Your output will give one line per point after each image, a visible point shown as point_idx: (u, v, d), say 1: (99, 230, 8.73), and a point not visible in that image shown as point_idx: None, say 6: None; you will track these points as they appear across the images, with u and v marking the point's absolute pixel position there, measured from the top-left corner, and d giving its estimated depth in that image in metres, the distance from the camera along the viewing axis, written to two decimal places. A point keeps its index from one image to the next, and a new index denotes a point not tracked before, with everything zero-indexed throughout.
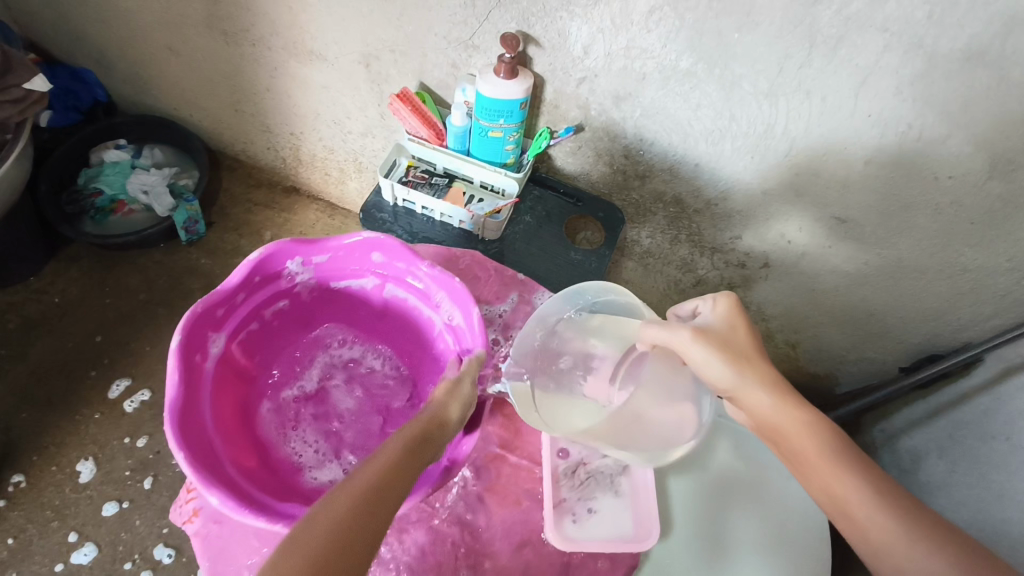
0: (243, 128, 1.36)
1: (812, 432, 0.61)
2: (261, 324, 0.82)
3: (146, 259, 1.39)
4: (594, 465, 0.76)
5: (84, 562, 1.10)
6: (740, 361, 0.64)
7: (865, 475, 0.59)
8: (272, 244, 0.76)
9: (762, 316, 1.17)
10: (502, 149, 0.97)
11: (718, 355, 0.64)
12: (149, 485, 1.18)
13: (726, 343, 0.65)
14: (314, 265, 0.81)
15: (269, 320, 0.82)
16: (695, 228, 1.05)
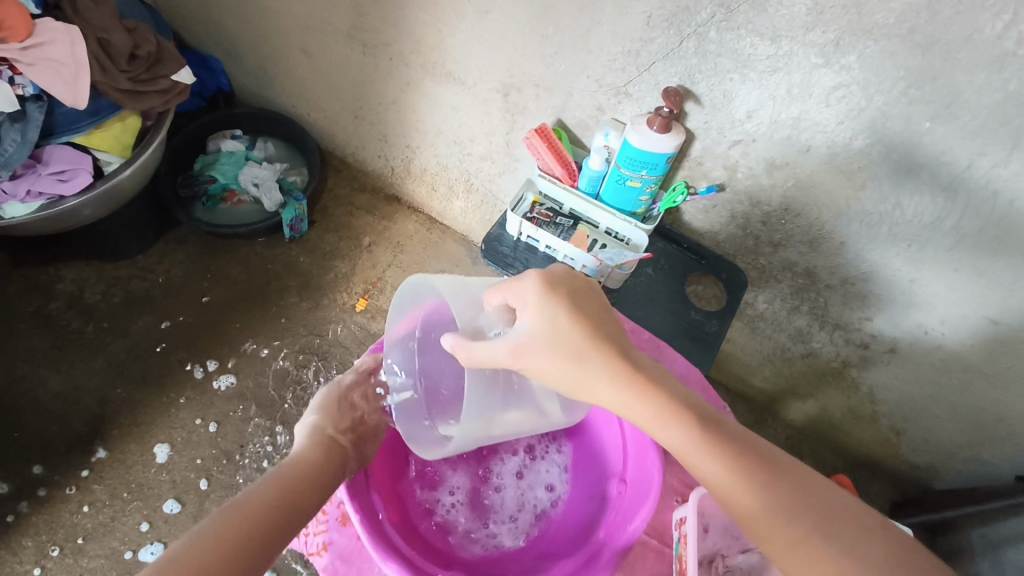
0: (358, 134, 1.38)
1: (662, 417, 0.56)
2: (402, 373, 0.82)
3: (247, 250, 1.41)
4: (734, 561, 0.65)
5: (150, 560, 1.10)
6: (568, 354, 0.59)
7: (730, 446, 0.54)
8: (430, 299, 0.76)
9: (871, 398, 1.12)
10: (636, 199, 0.95)
11: (547, 355, 0.60)
12: (205, 486, 1.17)
13: (553, 329, 0.60)
14: None
15: None
16: (821, 302, 1.01)
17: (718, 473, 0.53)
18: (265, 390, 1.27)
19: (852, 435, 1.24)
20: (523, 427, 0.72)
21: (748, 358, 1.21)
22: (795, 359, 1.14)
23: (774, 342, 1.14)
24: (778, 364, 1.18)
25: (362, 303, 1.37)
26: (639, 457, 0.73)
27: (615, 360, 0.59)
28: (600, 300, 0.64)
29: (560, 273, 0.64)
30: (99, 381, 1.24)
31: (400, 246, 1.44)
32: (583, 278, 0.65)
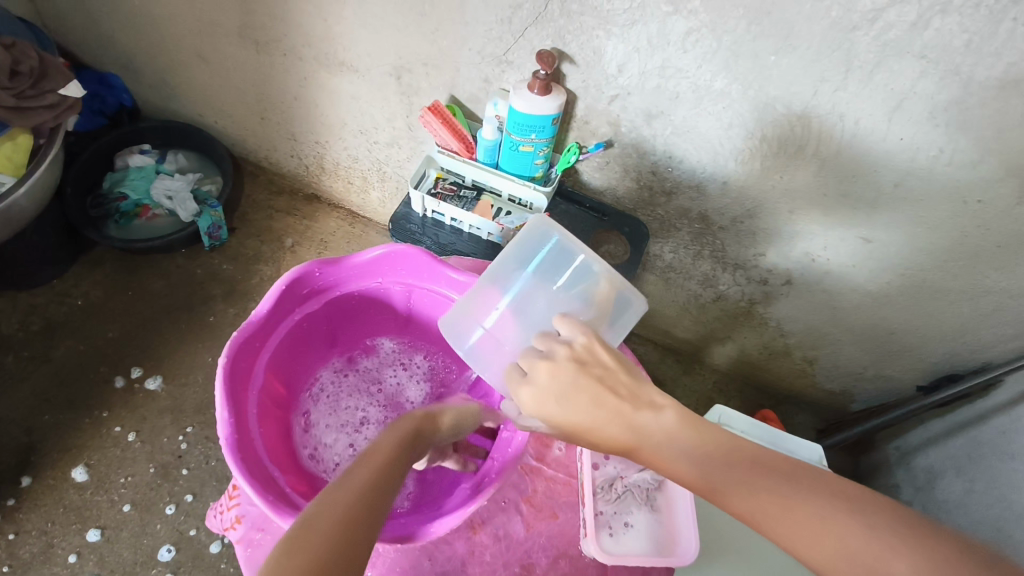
0: (269, 136, 1.38)
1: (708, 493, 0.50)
2: (289, 349, 0.81)
3: (169, 263, 1.40)
4: (631, 479, 0.71)
5: None
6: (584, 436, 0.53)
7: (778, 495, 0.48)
8: (299, 267, 0.75)
9: (780, 332, 1.18)
10: (532, 163, 0.98)
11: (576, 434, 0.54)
12: (128, 509, 1.15)
13: (555, 420, 0.54)
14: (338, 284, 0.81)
15: (295, 342, 0.81)
16: (719, 245, 1.07)
17: (794, 540, 0.47)
18: (199, 399, 1.26)
19: (772, 371, 1.30)
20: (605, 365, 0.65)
21: (666, 310, 1.26)
22: (708, 305, 1.20)
23: (687, 291, 1.19)
24: (693, 312, 1.23)
25: None
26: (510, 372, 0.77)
27: (630, 430, 0.51)
28: (598, 371, 0.54)
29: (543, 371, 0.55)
30: (23, 410, 1.21)
31: (324, 244, 1.45)
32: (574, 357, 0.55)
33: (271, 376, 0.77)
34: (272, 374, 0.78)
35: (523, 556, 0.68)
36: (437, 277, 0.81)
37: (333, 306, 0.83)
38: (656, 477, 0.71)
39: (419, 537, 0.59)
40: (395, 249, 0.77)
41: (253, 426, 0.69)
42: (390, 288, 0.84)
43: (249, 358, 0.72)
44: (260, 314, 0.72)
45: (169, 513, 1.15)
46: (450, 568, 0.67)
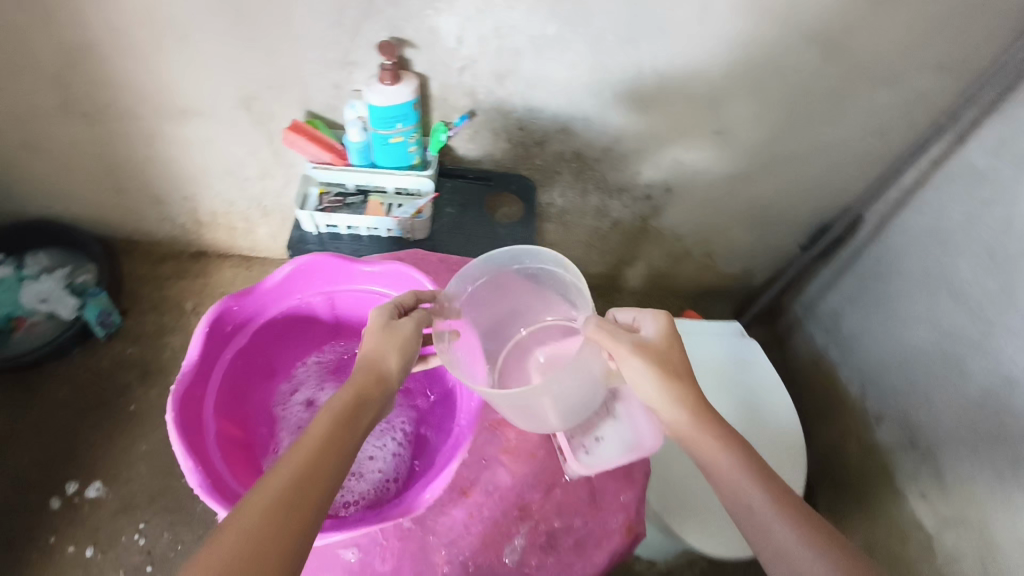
0: (131, 206, 1.32)
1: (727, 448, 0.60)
2: (232, 392, 0.74)
3: (66, 367, 1.31)
4: None
5: None
6: (671, 377, 0.63)
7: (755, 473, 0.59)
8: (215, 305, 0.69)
9: (676, 237, 1.29)
10: (407, 152, 1.01)
11: (651, 372, 0.63)
12: None
13: (649, 351, 0.63)
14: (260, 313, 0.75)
15: (235, 383, 0.75)
16: (599, 176, 1.14)
17: (772, 506, 0.56)
18: (149, 490, 1.20)
19: (681, 275, 1.42)
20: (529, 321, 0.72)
21: (573, 250, 1.34)
22: (607, 233, 1.29)
23: (585, 227, 1.27)
24: (597, 244, 1.32)
25: None
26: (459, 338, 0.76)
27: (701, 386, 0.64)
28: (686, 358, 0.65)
29: (648, 330, 0.66)
30: None
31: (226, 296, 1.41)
32: (675, 331, 0.66)
33: (224, 423, 0.71)
34: (225, 420, 0.71)
35: (517, 497, 0.70)
36: (359, 277, 0.77)
37: (261, 336, 0.77)
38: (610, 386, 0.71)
39: (417, 507, 0.61)
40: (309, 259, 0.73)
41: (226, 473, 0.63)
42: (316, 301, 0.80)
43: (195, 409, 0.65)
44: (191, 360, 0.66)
45: None
46: (452, 537, 0.67)
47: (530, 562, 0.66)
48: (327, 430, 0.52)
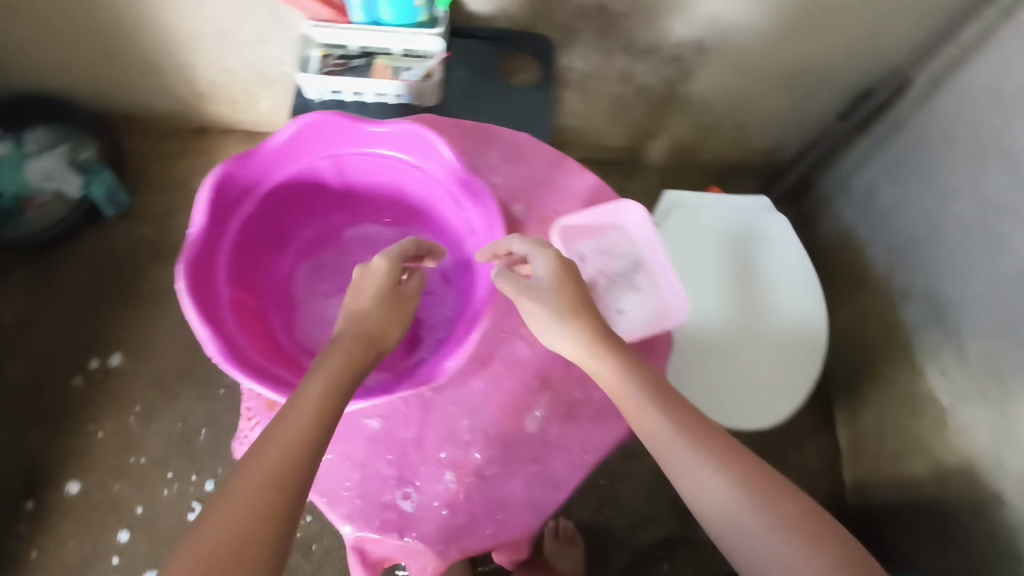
0: (124, 79, 1.24)
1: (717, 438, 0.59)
2: (250, 252, 0.74)
3: (86, 246, 1.29)
4: (608, 272, 0.72)
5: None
6: (620, 371, 0.61)
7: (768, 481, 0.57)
8: (223, 167, 0.64)
9: (706, 106, 1.20)
10: (413, 8, 0.91)
11: (592, 351, 0.62)
12: (169, 490, 1.16)
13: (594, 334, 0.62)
14: (273, 166, 0.70)
15: (246, 249, 0.72)
16: (626, 34, 1.03)
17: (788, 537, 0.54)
18: (177, 364, 1.24)
19: (708, 148, 1.34)
20: (609, 251, 0.73)
21: (596, 121, 1.27)
22: (631, 102, 1.20)
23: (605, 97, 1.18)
24: (621, 114, 1.23)
25: None
26: (445, 172, 0.71)
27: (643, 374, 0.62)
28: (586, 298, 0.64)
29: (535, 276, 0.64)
30: (13, 433, 1.18)
31: None
32: (566, 269, 0.64)
33: (240, 284, 0.70)
34: (241, 282, 0.71)
35: (540, 371, 0.69)
36: (355, 139, 0.71)
37: (276, 198, 0.73)
38: (635, 259, 0.73)
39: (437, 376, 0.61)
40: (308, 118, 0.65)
41: (218, 276, 0.66)
42: (310, 161, 0.72)
43: (211, 271, 0.64)
44: (201, 231, 0.63)
45: (212, 484, 1.17)
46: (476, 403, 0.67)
47: (551, 430, 0.67)
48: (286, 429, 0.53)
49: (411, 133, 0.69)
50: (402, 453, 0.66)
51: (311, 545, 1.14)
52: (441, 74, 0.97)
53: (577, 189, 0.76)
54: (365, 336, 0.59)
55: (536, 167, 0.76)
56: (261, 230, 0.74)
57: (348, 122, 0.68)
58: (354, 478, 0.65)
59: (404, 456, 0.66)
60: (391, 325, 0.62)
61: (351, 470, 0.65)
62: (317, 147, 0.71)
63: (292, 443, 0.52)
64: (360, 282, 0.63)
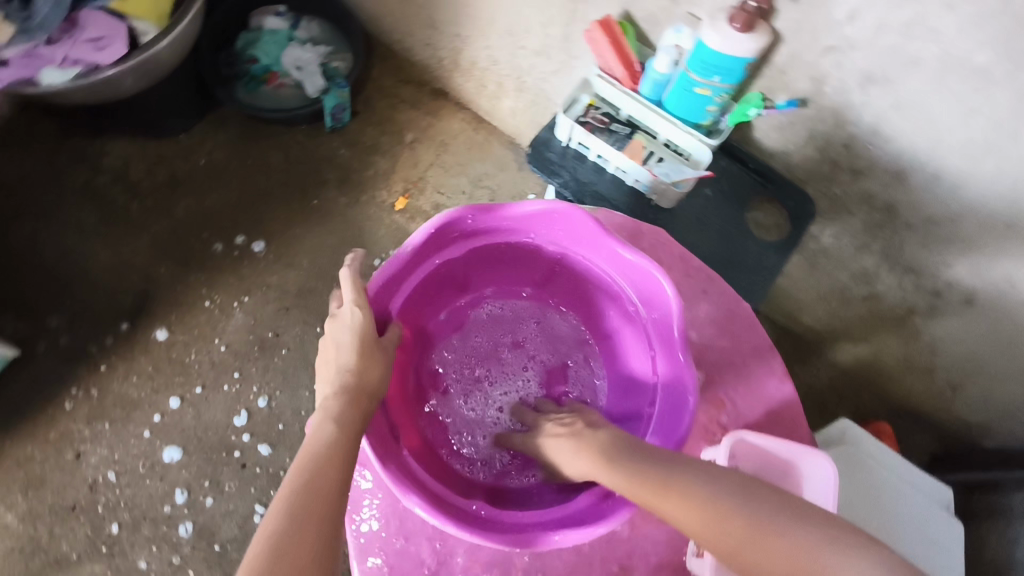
0: (407, 19, 1.27)
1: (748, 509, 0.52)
2: (430, 290, 0.75)
3: (290, 136, 1.33)
4: None
5: (173, 460, 1.12)
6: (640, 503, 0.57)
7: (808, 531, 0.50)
8: (460, 210, 0.64)
9: (932, 350, 1.04)
10: (703, 109, 0.85)
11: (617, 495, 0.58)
12: (228, 387, 1.16)
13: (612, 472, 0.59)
14: (501, 231, 0.69)
15: (430, 285, 0.73)
16: (898, 242, 0.91)
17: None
18: (302, 283, 1.24)
19: (902, 385, 1.16)
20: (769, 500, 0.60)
21: (803, 296, 1.13)
22: (853, 301, 1.06)
23: (833, 281, 1.05)
24: (833, 305, 1.09)
25: (402, 202, 1.30)
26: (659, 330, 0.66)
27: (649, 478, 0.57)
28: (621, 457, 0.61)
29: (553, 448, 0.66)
30: (144, 259, 1.23)
31: (444, 146, 1.35)
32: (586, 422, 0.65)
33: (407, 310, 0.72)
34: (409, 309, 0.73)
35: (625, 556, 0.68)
36: (584, 248, 0.69)
37: (482, 255, 0.74)
38: None
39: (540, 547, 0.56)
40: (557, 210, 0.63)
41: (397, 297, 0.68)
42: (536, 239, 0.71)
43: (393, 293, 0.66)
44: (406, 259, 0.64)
45: (263, 404, 1.16)
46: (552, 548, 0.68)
47: None
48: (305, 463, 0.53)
49: (642, 273, 0.64)
50: (450, 552, 0.66)
51: None
52: (688, 188, 0.88)
53: (765, 397, 0.68)
54: (356, 387, 0.59)
55: (736, 345, 0.70)
56: (457, 269, 0.74)
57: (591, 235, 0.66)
58: (395, 546, 0.66)
59: (449, 554, 0.66)
60: (380, 371, 0.62)
61: (393, 535, 0.66)
62: (554, 231, 0.68)
63: (313, 475, 0.52)
64: (337, 338, 0.62)
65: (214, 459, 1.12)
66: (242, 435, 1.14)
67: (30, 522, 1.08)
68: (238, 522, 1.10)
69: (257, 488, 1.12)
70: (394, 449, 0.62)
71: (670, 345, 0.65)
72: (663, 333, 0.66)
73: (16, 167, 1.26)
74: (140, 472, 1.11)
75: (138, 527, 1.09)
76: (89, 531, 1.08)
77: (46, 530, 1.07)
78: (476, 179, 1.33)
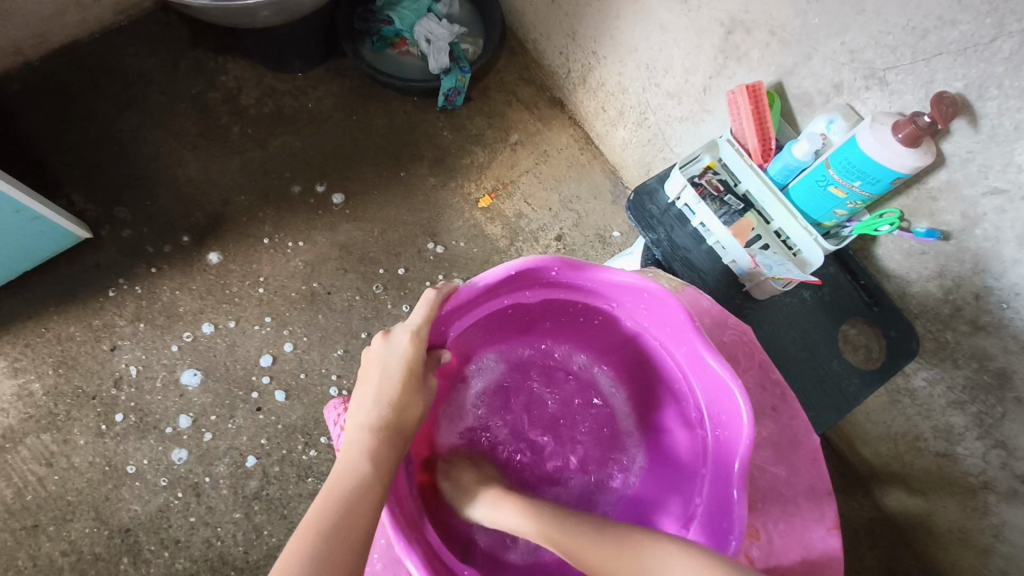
0: (549, 24, 1.24)
1: None
2: (496, 322, 0.74)
3: (399, 104, 1.33)
4: None
5: (192, 383, 1.13)
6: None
7: None
8: (549, 259, 0.63)
9: (996, 533, 0.93)
10: (830, 209, 0.77)
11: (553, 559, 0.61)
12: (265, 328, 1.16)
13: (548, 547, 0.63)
14: (583, 289, 0.68)
15: (497, 318, 0.73)
16: (999, 412, 0.81)
17: None
18: (366, 250, 1.22)
19: (948, 555, 1.05)
20: None
21: (868, 427, 1.04)
22: (924, 453, 0.96)
23: (910, 425, 0.95)
24: (901, 448, 1.00)
25: (486, 200, 1.27)
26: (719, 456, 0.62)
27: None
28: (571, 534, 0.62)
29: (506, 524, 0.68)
30: (229, 181, 1.25)
31: (545, 156, 1.31)
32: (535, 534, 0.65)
33: (465, 336, 0.72)
34: (468, 336, 0.72)
35: None
36: (663, 335, 0.67)
37: (557, 306, 0.73)
38: None
39: None
40: (648, 286, 0.62)
41: (461, 321, 0.68)
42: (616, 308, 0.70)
43: (458, 316, 0.66)
44: (482, 288, 0.63)
45: (288, 349, 1.15)
46: None
47: None
48: (336, 492, 0.53)
49: (717, 388, 0.61)
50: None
51: (306, 478, 1.09)
52: (786, 286, 0.81)
53: (809, 544, 0.61)
54: (394, 421, 0.58)
55: (791, 478, 0.63)
56: (525, 312, 0.74)
57: (673, 326, 0.64)
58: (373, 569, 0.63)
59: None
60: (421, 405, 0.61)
61: (377, 559, 0.63)
62: (635, 305, 0.67)
63: (344, 503, 0.52)
64: (383, 360, 0.60)
65: (233, 393, 1.13)
66: (264, 377, 1.14)
67: (51, 397, 1.11)
68: (235, 461, 1.09)
69: (262, 435, 1.11)
70: (400, 492, 0.60)
71: (726, 468, 0.61)
72: (720, 454, 0.62)
73: (142, 61, 1.30)
74: (161, 383, 1.13)
75: (145, 434, 1.10)
76: (99, 423, 1.10)
77: (62, 409, 1.10)
78: (566, 198, 1.28)
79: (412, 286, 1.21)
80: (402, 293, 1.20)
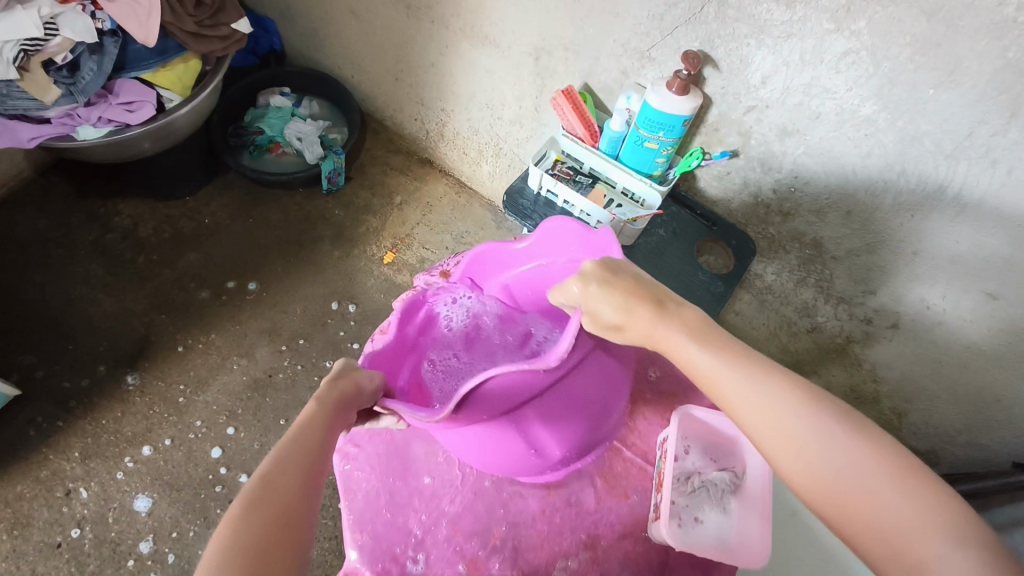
0: (399, 98, 1.45)
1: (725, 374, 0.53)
2: None
3: (288, 199, 1.47)
4: (709, 477, 0.72)
5: (142, 508, 1.14)
6: (637, 306, 0.59)
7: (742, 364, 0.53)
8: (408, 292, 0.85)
9: (874, 376, 1.08)
10: (653, 160, 0.99)
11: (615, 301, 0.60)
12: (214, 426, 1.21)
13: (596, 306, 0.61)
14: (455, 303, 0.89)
15: None
16: (828, 274, 1.03)
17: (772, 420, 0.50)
18: (296, 328, 1.32)
19: None
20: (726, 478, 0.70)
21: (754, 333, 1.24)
22: (799, 334, 1.15)
23: (780, 316, 1.16)
24: (782, 339, 1.17)
25: (390, 256, 1.42)
26: None
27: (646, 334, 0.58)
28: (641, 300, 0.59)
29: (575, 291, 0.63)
30: (145, 306, 1.31)
31: (429, 207, 1.49)
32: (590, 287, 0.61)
33: None
34: None
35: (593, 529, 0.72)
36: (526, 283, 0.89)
37: None
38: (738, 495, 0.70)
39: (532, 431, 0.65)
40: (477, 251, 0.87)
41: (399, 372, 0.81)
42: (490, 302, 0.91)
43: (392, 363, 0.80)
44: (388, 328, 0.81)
45: (231, 432, 1.21)
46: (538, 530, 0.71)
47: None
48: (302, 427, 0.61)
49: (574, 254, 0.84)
50: (435, 521, 0.72)
51: None
52: (642, 225, 1.01)
53: None
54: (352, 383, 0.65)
55: None
56: None
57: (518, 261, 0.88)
58: (384, 518, 0.72)
59: (435, 524, 0.71)
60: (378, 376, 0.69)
61: (384, 508, 0.72)
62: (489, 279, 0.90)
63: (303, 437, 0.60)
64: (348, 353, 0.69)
65: (202, 495, 1.16)
66: (222, 469, 1.18)
67: (12, 560, 1.08)
68: None
69: None
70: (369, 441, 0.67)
71: None
72: None
73: (33, 223, 1.37)
74: (124, 509, 1.13)
75: (120, 564, 1.09)
76: (70, 568, 1.08)
77: (26, 568, 1.08)
78: (457, 235, 1.46)
79: (345, 346, 1.31)
80: (338, 355, 1.30)
